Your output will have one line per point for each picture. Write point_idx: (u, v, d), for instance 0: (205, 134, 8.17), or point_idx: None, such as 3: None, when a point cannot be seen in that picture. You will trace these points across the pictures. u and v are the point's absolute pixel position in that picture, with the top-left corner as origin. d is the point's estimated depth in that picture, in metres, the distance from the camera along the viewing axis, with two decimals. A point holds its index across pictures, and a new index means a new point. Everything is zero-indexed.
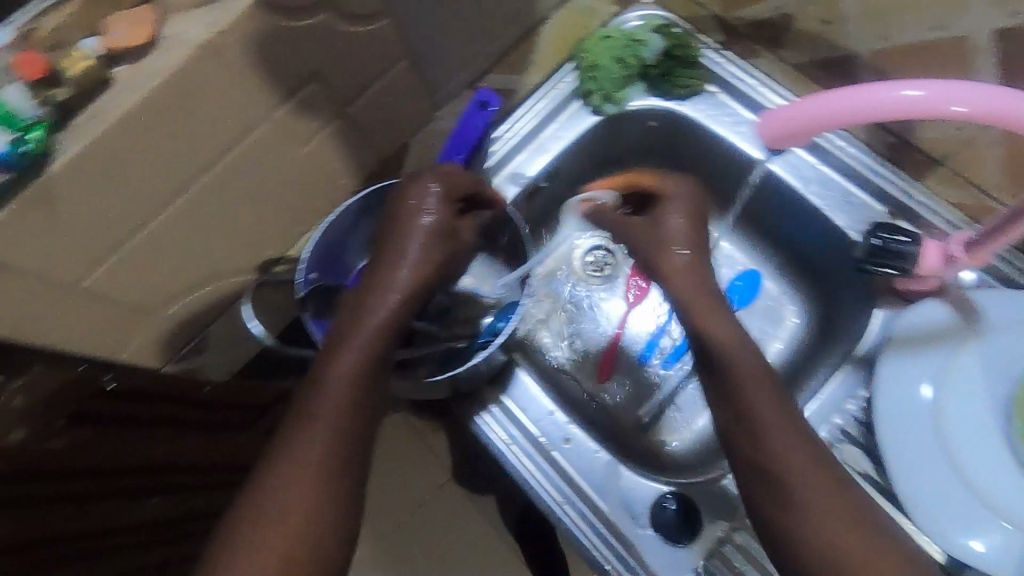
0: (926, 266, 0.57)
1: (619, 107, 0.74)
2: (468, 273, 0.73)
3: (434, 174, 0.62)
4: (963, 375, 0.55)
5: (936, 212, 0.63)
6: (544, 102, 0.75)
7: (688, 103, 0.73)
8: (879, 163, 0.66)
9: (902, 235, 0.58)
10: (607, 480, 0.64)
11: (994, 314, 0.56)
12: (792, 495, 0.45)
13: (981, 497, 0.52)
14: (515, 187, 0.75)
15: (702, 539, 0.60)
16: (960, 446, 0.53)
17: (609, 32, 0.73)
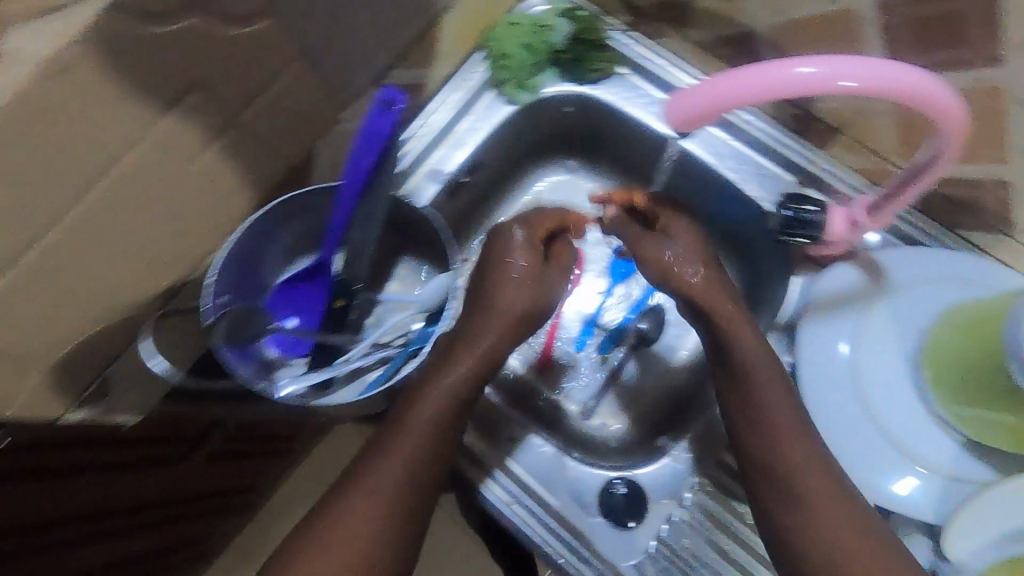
0: (834, 232, 0.58)
1: (534, 94, 0.73)
2: (393, 279, 0.71)
3: (344, 180, 0.59)
4: (875, 333, 0.57)
5: (840, 177, 0.65)
6: (456, 95, 0.73)
7: (601, 87, 0.73)
8: (784, 135, 0.68)
9: (807, 205, 0.60)
10: (555, 473, 0.64)
11: (897, 273, 0.59)
12: (773, 462, 0.53)
13: (899, 447, 0.55)
14: (433, 185, 0.74)
15: (651, 520, 0.61)
16: (879, 401, 0.56)
17: (516, 18, 0.70)
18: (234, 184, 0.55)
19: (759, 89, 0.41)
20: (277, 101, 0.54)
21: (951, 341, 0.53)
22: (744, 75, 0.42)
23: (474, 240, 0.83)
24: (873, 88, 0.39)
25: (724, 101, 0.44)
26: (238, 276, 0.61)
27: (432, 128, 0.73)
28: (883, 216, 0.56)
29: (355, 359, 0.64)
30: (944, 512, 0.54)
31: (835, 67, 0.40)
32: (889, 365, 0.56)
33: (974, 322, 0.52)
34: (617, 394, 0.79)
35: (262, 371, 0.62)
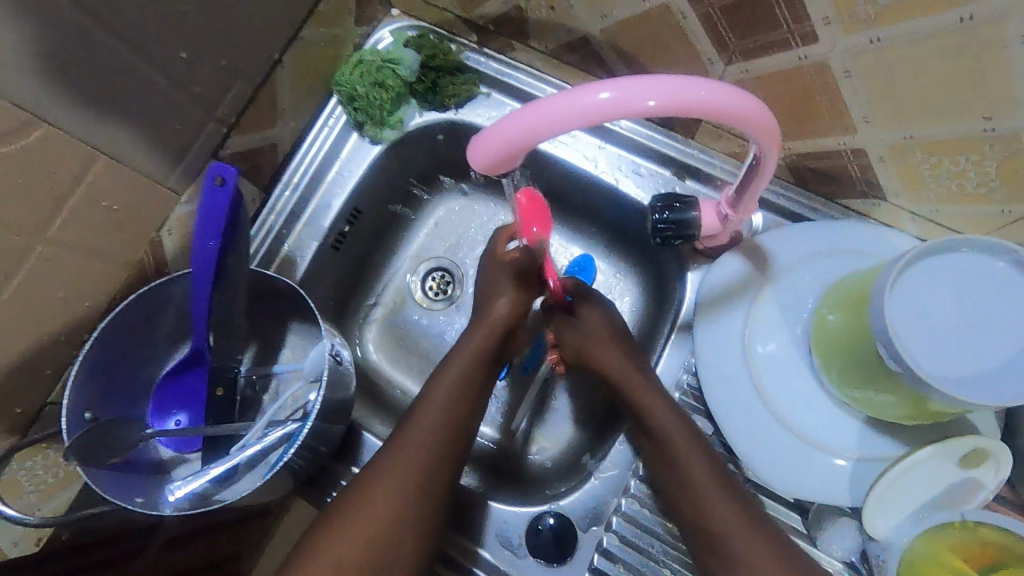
0: (707, 225, 0.57)
1: (399, 130, 0.70)
2: (287, 345, 0.67)
3: (193, 265, 0.55)
4: (765, 323, 0.56)
5: (716, 163, 0.64)
6: (319, 144, 0.70)
7: (466, 110, 0.70)
8: (655, 129, 0.66)
9: (676, 204, 0.56)
10: (478, 519, 0.62)
11: (780, 256, 0.58)
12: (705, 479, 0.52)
13: (805, 436, 0.53)
14: (314, 242, 0.70)
15: (581, 551, 0.59)
16: (778, 392, 0.55)
17: (362, 57, 0.68)
18: (66, 295, 0.52)
19: (558, 122, 0.38)
20: (95, 202, 0.50)
21: (835, 321, 0.51)
22: (539, 115, 0.38)
23: (380, 285, 0.81)
24: (667, 106, 0.37)
25: (526, 143, 0.39)
26: (106, 384, 0.57)
27: (300, 183, 0.70)
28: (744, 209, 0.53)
29: (253, 444, 0.59)
30: (860, 494, 0.52)
31: (628, 89, 0.37)
32: (783, 353, 0.55)
33: (850, 298, 0.50)
34: (551, 414, 0.75)
35: (152, 480, 0.57)
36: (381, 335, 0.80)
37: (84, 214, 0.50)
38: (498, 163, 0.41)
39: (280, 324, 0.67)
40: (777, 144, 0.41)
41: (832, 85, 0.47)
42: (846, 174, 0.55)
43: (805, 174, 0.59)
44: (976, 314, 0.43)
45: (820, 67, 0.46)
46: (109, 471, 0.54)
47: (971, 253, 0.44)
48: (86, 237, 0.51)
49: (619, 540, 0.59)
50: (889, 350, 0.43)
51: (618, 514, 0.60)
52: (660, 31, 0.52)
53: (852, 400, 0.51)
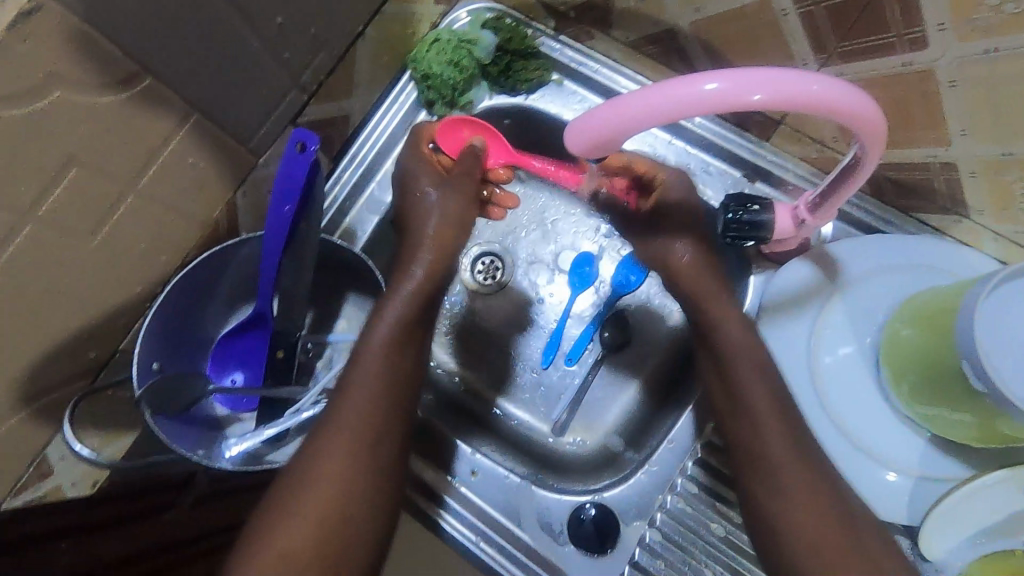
0: (781, 229, 0.55)
1: (467, 110, 0.70)
2: (342, 316, 0.68)
3: (267, 226, 0.56)
4: (831, 333, 0.55)
5: (789, 168, 0.63)
6: (386, 122, 0.70)
7: (536, 96, 0.70)
8: (728, 128, 0.65)
9: (751, 205, 0.56)
10: (520, 501, 0.62)
11: (853, 265, 0.57)
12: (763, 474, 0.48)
13: (867, 450, 0.53)
14: (374, 216, 0.70)
15: (623, 544, 0.59)
16: (841, 403, 0.54)
17: (439, 34, 0.68)
18: (145, 247, 0.53)
19: (660, 111, 0.37)
20: (181, 158, 0.51)
21: (908, 336, 0.50)
22: (639, 105, 0.38)
23: None
24: (778, 100, 0.36)
25: (621, 132, 0.39)
26: (173, 338, 0.59)
27: (365, 158, 0.69)
28: (824, 215, 0.53)
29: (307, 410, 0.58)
30: (918, 512, 0.52)
31: (737, 81, 0.36)
32: (849, 365, 0.54)
33: (926, 314, 0.49)
34: (587, 407, 0.76)
35: (209, 434, 0.58)
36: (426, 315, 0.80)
37: (172, 168, 0.51)
38: (591, 148, 0.40)
39: (338, 293, 0.68)
40: (880, 148, 0.41)
41: (933, 94, 0.45)
42: (929, 187, 0.54)
43: (885, 186, 0.58)
44: None
45: (923, 75, 0.45)
46: (174, 422, 0.55)
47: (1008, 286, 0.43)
48: (171, 191, 0.52)
49: (661, 536, 0.59)
50: (976, 369, 0.42)
51: (663, 511, 0.60)
52: (754, 28, 0.51)
53: (918, 416, 0.51)
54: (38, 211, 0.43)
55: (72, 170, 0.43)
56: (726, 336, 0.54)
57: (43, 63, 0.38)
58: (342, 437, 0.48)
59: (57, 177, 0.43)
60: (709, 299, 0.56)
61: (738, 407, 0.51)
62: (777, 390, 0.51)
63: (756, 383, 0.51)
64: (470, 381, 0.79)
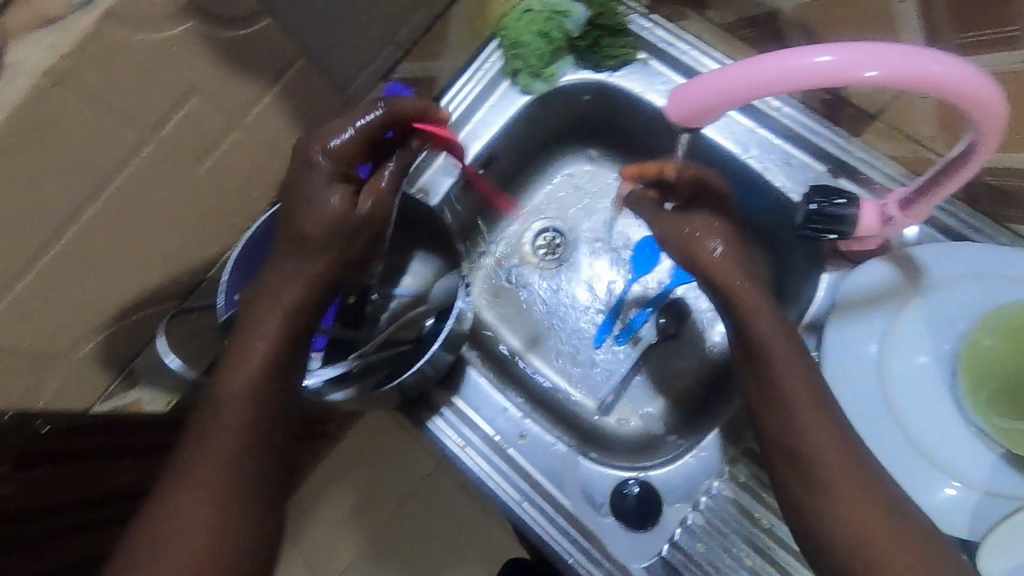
0: (865, 226, 0.54)
1: (550, 83, 0.71)
2: (409, 272, 0.70)
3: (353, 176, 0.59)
4: (906, 337, 0.54)
5: (877, 166, 0.61)
6: (469, 88, 0.71)
7: (619, 74, 0.70)
8: (817, 121, 0.63)
9: (836, 198, 0.55)
10: (565, 469, 0.63)
11: (938, 271, 0.55)
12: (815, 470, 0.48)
13: (934, 459, 0.51)
14: (448, 178, 0.72)
15: (664, 523, 0.60)
16: (909, 409, 0.53)
17: (530, 4, 0.68)
18: (242, 181, 0.56)
19: (768, 81, 0.38)
20: (283, 99, 0.54)
21: (991, 347, 0.49)
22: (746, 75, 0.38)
23: (494, 234, 0.83)
24: (897, 77, 0.36)
25: (724, 101, 0.39)
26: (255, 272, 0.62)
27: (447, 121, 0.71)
28: (914, 212, 0.52)
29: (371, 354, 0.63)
30: (981, 529, 0.49)
31: (854, 55, 0.36)
32: (921, 372, 0.53)
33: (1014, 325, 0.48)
34: (634, 390, 0.77)
35: None
36: (485, 283, 0.82)
37: (275, 108, 0.54)
38: (690, 116, 0.41)
39: (407, 249, 0.70)
40: (997, 136, 0.40)
41: None
42: None
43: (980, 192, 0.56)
44: None
45: None
46: None
47: None
48: (271, 130, 0.55)
49: (703, 520, 0.59)
50: None
51: (708, 496, 0.60)
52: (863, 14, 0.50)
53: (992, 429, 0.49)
54: (157, 134, 0.46)
55: (191, 99, 0.46)
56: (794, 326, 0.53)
57: None
58: (205, 445, 0.46)
59: (177, 104, 0.46)
60: (765, 293, 0.56)
61: (800, 397, 0.51)
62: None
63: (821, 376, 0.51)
64: (521, 351, 0.80)
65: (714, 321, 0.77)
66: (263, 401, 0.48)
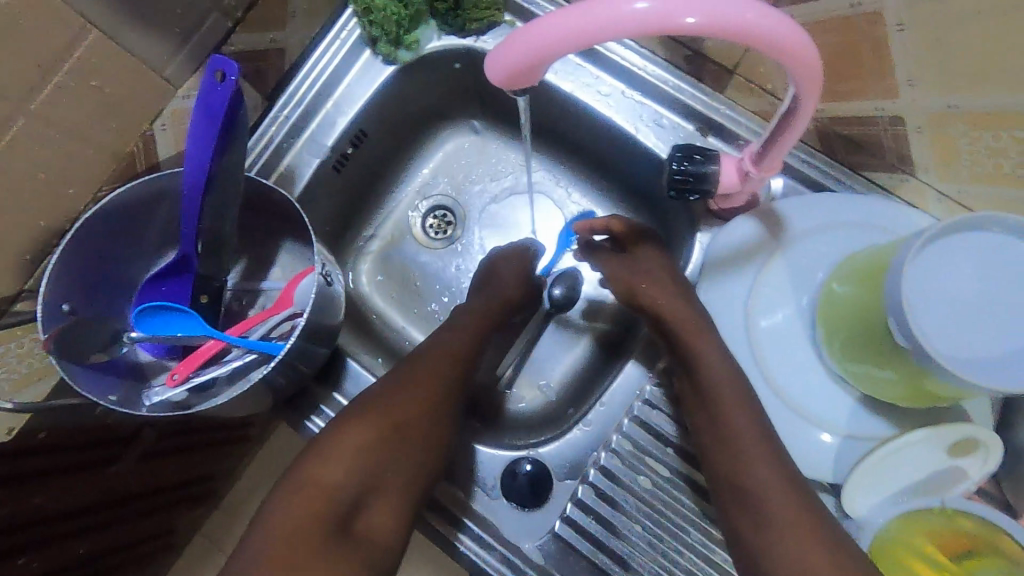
0: (725, 182, 0.54)
1: (414, 51, 0.66)
2: (277, 264, 0.65)
3: (186, 162, 0.53)
4: (770, 293, 0.54)
5: (743, 122, 0.60)
6: (327, 60, 0.66)
7: (486, 37, 0.66)
8: (683, 79, 0.62)
9: (695, 156, 0.55)
10: (458, 457, 0.61)
11: (795, 222, 0.55)
12: None
13: (801, 408, 0.53)
14: (315, 159, 0.66)
15: (555, 498, 0.59)
16: (779, 364, 0.53)
17: None
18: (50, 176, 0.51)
19: (604, 21, 0.34)
20: (85, 80, 0.48)
21: (842, 292, 0.49)
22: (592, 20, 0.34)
23: (380, 217, 0.78)
24: (710, 25, 0.34)
25: (564, 49, 0.36)
26: (87, 280, 0.55)
27: (305, 97, 0.66)
28: (768, 167, 0.50)
29: (234, 359, 0.58)
30: (843, 473, 0.52)
31: (665, 4, 0.33)
32: (787, 323, 0.54)
33: (862, 271, 0.48)
34: (540, 361, 0.74)
35: (128, 384, 0.55)
36: (375, 269, 0.78)
37: (73, 91, 0.48)
38: (516, 75, 0.38)
39: (274, 239, 0.65)
40: (817, 90, 0.40)
41: (883, 39, 0.44)
42: (876, 142, 0.52)
43: (835, 141, 0.56)
44: (995, 300, 0.41)
45: (871, 18, 0.44)
46: (86, 366, 0.52)
47: (1003, 236, 0.41)
48: (72, 115, 0.49)
49: (593, 492, 0.59)
50: (900, 324, 0.41)
51: (596, 467, 0.59)
52: None
53: (849, 374, 0.50)
54: None
55: None
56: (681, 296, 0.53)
57: None
58: (380, 438, 0.51)
59: None
60: None
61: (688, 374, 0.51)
62: (711, 361, 0.51)
63: (704, 381, 0.50)
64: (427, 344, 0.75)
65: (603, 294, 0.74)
66: (400, 406, 0.53)
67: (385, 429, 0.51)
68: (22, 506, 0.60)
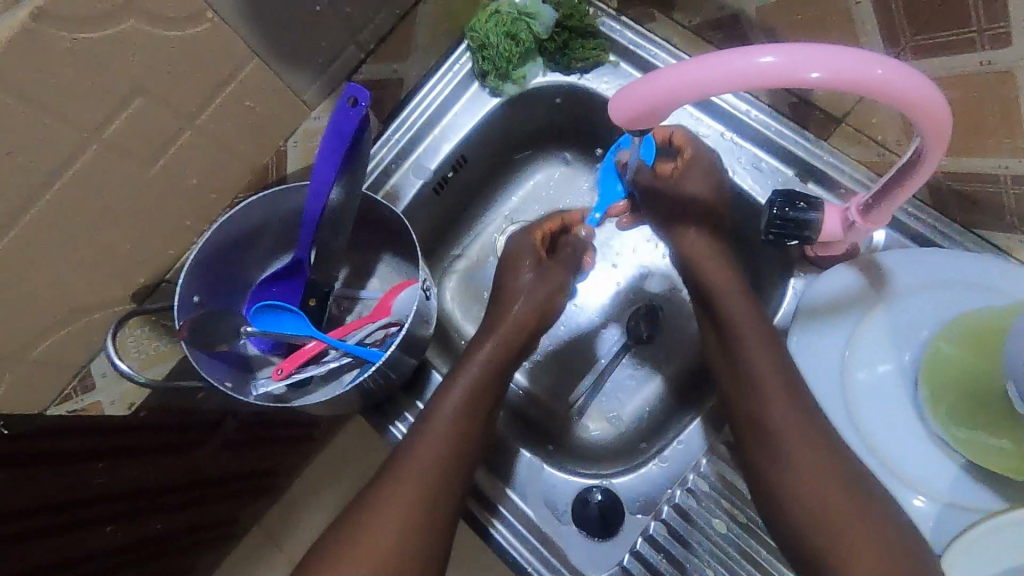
0: (828, 231, 0.54)
1: (520, 86, 0.70)
2: (375, 275, 0.70)
3: (313, 178, 0.58)
4: (870, 346, 0.53)
5: (845, 170, 0.60)
6: (438, 90, 0.70)
7: (590, 76, 0.69)
8: (785, 125, 0.62)
9: (799, 202, 0.54)
10: (530, 478, 0.62)
11: (899, 276, 0.54)
12: None
13: (898, 469, 0.50)
14: (418, 181, 0.71)
15: (626, 531, 0.59)
16: (876, 421, 0.51)
17: (499, 7, 0.68)
18: (199, 182, 0.57)
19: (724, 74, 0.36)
20: (240, 100, 0.54)
21: (949, 353, 0.48)
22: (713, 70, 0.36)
23: (467, 238, 0.81)
24: (836, 79, 0.35)
25: (681, 97, 0.38)
26: (214, 276, 0.61)
27: (415, 123, 0.70)
28: (874, 220, 0.50)
29: (331, 361, 0.62)
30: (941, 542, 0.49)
31: (794, 58, 0.35)
32: (886, 379, 0.52)
33: (975, 333, 0.47)
34: (616, 393, 0.73)
35: (239, 373, 0.61)
36: (459, 287, 0.80)
37: (230, 110, 0.54)
38: (634, 118, 0.41)
39: (375, 252, 0.70)
40: (943, 145, 0.39)
41: (1010, 99, 0.43)
42: (995, 202, 0.51)
43: (947, 197, 0.55)
44: None
45: (1002, 77, 0.42)
46: (208, 354, 0.58)
47: None
48: (225, 130, 0.55)
49: (666, 530, 0.58)
50: (1022, 394, 0.40)
51: (670, 505, 0.59)
52: (827, 14, 0.50)
53: (954, 438, 0.48)
54: (103, 135, 0.46)
55: (138, 98, 0.47)
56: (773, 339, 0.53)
57: None
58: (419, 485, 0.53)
59: (124, 105, 0.46)
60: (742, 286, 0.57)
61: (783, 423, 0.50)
62: (794, 410, 0.51)
63: None
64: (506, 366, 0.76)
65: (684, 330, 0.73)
66: (448, 444, 0.55)
67: (440, 468, 0.54)
68: (116, 477, 0.59)
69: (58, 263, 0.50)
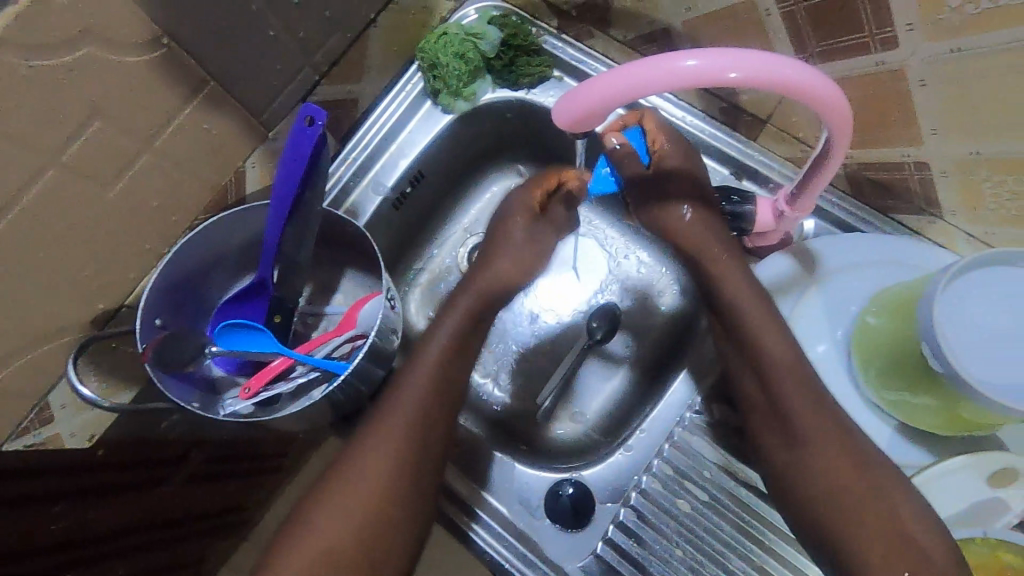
0: (762, 222, 0.59)
1: (470, 102, 0.73)
2: (340, 290, 0.71)
3: (271, 198, 0.59)
4: (808, 325, 0.57)
5: (775, 167, 0.65)
6: (392, 109, 0.73)
7: (536, 91, 0.73)
8: (719, 129, 0.67)
9: (733, 197, 0.61)
10: (503, 476, 0.63)
11: (830, 261, 0.58)
12: None
13: None
14: (378, 197, 0.73)
15: (597, 520, 0.61)
16: None
17: (447, 29, 0.71)
18: (158, 205, 0.58)
19: (656, 76, 0.40)
20: (197, 123, 0.56)
21: (876, 325, 0.52)
22: (647, 74, 0.40)
23: (429, 252, 0.83)
24: (750, 79, 0.39)
25: (620, 100, 0.42)
26: (175, 298, 0.61)
27: (372, 141, 0.73)
28: (801, 207, 0.55)
29: (298, 376, 0.63)
30: None
31: (713, 61, 0.39)
32: (824, 356, 0.56)
33: (896, 304, 0.51)
34: (581, 393, 0.75)
35: (204, 394, 0.60)
36: (423, 299, 0.82)
37: (188, 132, 0.56)
38: (578, 120, 0.44)
39: (339, 268, 0.71)
40: (848, 136, 0.44)
41: (904, 93, 0.49)
42: (905, 187, 0.56)
43: (863, 185, 0.60)
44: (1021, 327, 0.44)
45: (896, 74, 0.48)
46: (172, 376, 0.58)
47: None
48: (184, 153, 0.57)
49: (635, 515, 0.61)
50: (935, 352, 0.44)
51: (638, 491, 0.62)
52: (743, 26, 0.55)
53: (886, 402, 0.53)
54: (59, 159, 0.48)
55: (93, 122, 0.48)
56: (719, 318, 0.57)
57: (73, 19, 0.44)
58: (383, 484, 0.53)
59: (79, 129, 0.48)
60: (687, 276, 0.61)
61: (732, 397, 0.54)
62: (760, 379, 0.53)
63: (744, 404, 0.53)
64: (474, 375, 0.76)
65: (642, 329, 0.76)
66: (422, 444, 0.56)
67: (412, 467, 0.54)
68: (73, 519, 0.53)
69: (17, 287, 0.51)
